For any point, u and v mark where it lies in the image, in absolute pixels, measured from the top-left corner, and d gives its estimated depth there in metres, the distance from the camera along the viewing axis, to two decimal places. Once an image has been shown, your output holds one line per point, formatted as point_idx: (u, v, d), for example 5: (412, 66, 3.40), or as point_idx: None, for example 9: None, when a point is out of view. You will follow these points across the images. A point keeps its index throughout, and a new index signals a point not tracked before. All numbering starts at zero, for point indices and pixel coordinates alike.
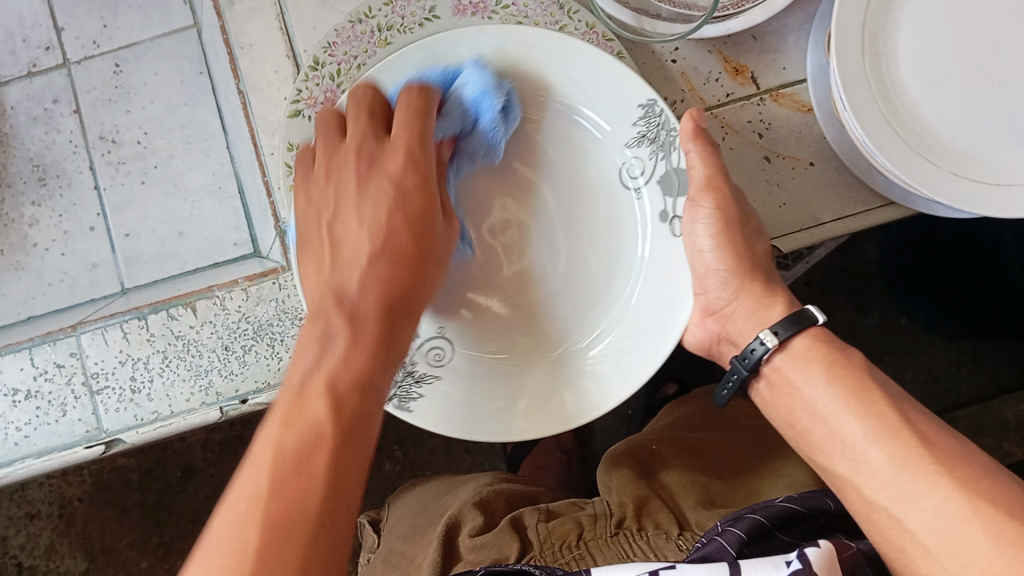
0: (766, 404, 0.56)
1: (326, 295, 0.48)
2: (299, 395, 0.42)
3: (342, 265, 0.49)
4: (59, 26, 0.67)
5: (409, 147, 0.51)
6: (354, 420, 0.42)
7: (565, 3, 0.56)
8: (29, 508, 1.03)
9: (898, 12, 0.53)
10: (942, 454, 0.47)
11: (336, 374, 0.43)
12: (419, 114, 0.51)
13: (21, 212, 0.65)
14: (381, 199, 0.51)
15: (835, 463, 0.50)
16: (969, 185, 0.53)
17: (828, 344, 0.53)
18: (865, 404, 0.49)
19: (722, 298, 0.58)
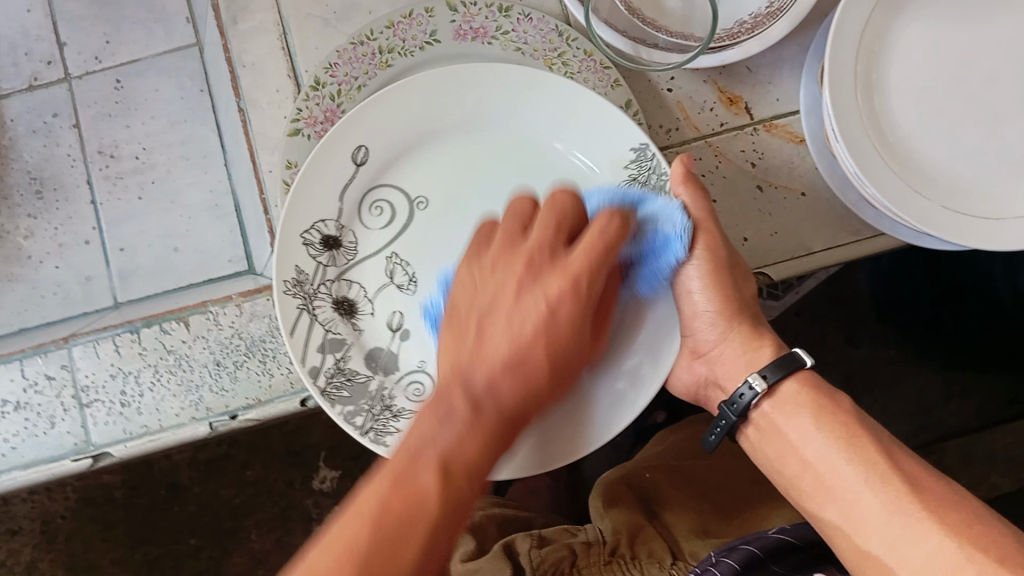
0: (754, 451, 0.56)
1: (452, 380, 0.46)
2: (413, 461, 0.43)
3: (477, 344, 0.47)
4: (62, 41, 0.67)
5: (540, 238, 0.48)
6: (453, 502, 0.42)
7: (565, 30, 0.57)
8: (11, 525, 1.02)
9: (891, 46, 0.54)
10: (934, 500, 0.47)
11: (452, 451, 0.43)
12: (564, 234, 0.48)
13: (18, 224, 0.65)
14: (533, 308, 0.47)
15: (824, 510, 0.50)
16: (959, 219, 0.53)
17: (815, 389, 0.54)
18: (855, 451, 0.50)
19: (714, 337, 0.58)
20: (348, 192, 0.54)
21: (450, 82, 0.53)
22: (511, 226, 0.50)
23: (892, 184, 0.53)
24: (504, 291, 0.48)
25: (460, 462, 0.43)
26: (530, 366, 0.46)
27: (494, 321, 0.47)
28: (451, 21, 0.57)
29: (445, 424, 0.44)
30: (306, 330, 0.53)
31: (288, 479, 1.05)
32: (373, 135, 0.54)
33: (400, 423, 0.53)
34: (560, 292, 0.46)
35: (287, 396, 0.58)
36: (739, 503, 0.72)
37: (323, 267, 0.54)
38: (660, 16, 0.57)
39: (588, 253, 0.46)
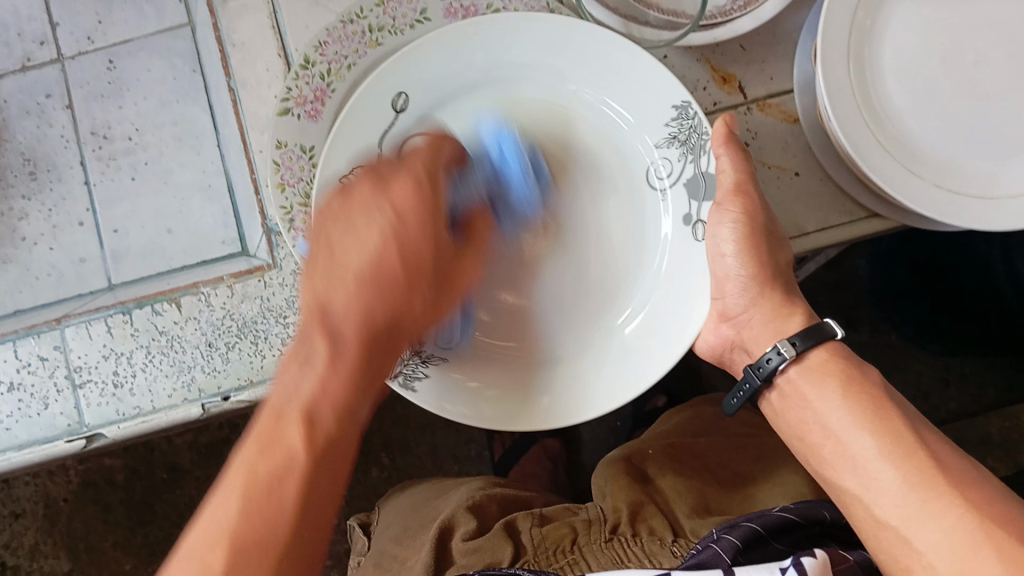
0: (777, 416, 0.56)
1: (313, 309, 0.47)
2: (278, 422, 0.44)
3: (337, 267, 0.48)
4: (53, 21, 0.67)
5: (414, 205, 0.48)
6: (325, 450, 0.44)
7: (556, 9, 0.58)
8: (14, 506, 1.03)
9: (884, 23, 0.54)
10: (953, 475, 0.47)
11: (314, 399, 0.45)
12: (431, 217, 0.49)
13: (12, 205, 0.65)
14: (381, 224, 0.48)
15: (845, 481, 0.50)
16: (952, 197, 0.53)
17: (844, 359, 0.53)
18: (878, 424, 0.50)
19: (741, 304, 0.58)
20: (388, 138, 0.54)
21: (491, 32, 0.53)
22: (382, 171, 0.49)
23: (884, 161, 0.53)
24: (370, 228, 0.48)
25: (330, 408, 0.45)
26: (372, 331, 0.47)
27: (343, 246, 0.48)
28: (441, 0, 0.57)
29: (302, 368, 0.45)
30: None
31: None
32: (416, 87, 0.54)
33: (428, 369, 0.53)
34: (413, 227, 0.49)
35: None
36: (745, 482, 0.71)
37: None
38: None
39: (415, 199, 0.48)
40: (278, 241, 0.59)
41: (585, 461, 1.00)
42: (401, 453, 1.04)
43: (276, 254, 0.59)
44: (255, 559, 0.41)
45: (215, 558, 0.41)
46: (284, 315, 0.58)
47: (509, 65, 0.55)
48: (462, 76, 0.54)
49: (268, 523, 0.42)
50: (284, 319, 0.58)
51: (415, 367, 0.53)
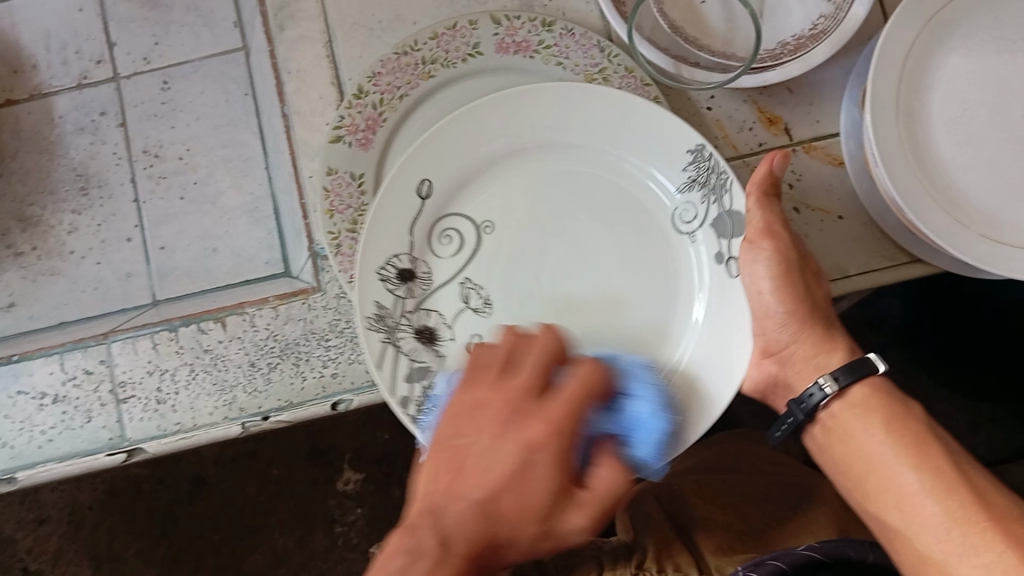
0: (818, 452, 0.55)
1: (424, 510, 0.46)
2: (433, 519, 0.46)
3: (456, 483, 0.47)
4: (111, 42, 0.69)
5: (513, 385, 0.49)
6: (458, 570, 0.44)
7: (606, 47, 0.58)
8: (39, 512, 1.04)
9: (935, 72, 0.54)
10: (998, 512, 0.47)
11: (449, 525, 0.45)
12: (541, 382, 0.48)
13: (61, 219, 0.67)
14: (504, 463, 0.47)
15: (888, 514, 0.50)
16: (999, 248, 0.52)
17: (885, 393, 0.53)
18: (924, 460, 0.50)
19: (782, 338, 0.58)
20: (416, 225, 0.54)
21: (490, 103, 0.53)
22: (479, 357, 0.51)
23: (929, 212, 0.53)
24: (484, 460, 0.47)
25: (505, 533, 0.46)
26: (531, 493, 0.46)
27: (462, 481, 0.47)
28: (495, 35, 0.58)
29: (444, 512, 0.46)
30: (392, 363, 0.52)
31: (311, 478, 1.04)
32: (436, 169, 0.54)
33: None
34: (542, 461, 0.46)
35: (318, 400, 0.58)
36: (772, 524, 0.69)
37: (400, 300, 0.54)
38: (703, 35, 0.57)
39: (536, 365, 0.49)
40: (323, 265, 0.61)
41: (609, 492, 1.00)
42: None
43: (320, 278, 0.60)
44: None
45: None
46: (328, 337, 0.59)
47: (514, 138, 0.54)
48: (478, 146, 0.54)
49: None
50: (326, 341, 0.59)
51: None
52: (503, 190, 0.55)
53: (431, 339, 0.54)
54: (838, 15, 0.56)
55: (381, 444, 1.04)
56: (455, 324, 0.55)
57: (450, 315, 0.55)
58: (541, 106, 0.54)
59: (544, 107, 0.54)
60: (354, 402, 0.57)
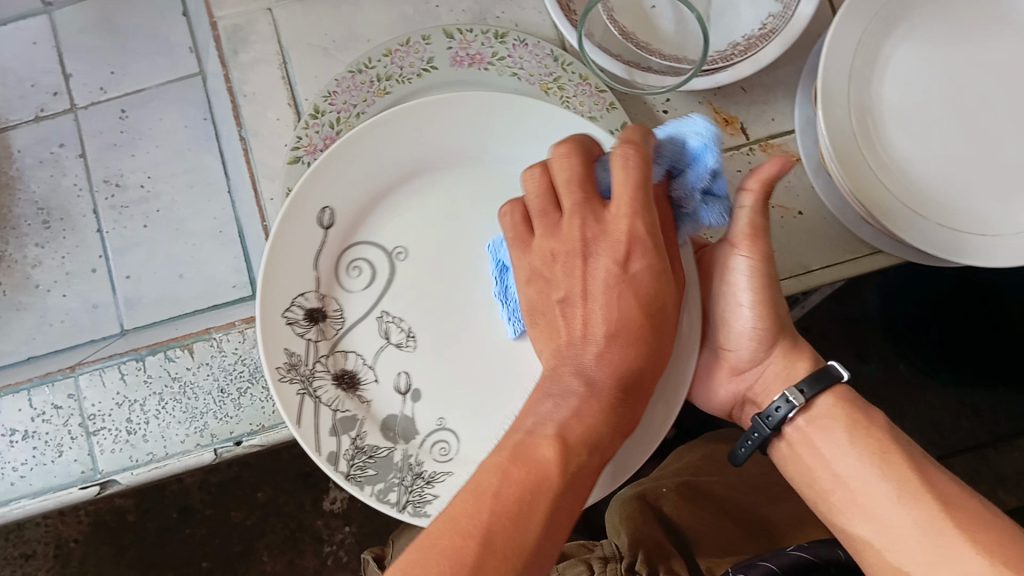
0: (784, 466, 0.54)
1: (559, 364, 0.47)
2: (532, 437, 0.44)
3: (571, 335, 0.47)
4: (68, 73, 0.69)
5: (571, 202, 0.46)
6: (576, 471, 0.43)
7: (560, 56, 0.59)
8: (25, 548, 1.02)
9: (884, 66, 0.55)
10: (964, 518, 0.46)
11: (570, 426, 0.44)
12: (639, 175, 0.44)
13: (26, 253, 0.67)
14: (610, 287, 0.46)
15: (858, 526, 0.49)
16: (956, 236, 0.53)
17: (851, 404, 0.52)
18: (889, 470, 0.49)
19: (753, 357, 0.55)
20: (321, 258, 0.52)
21: (391, 122, 0.50)
22: (545, 214, 0.48)
23: (886, 204, 0.54)
24: (569, 287, 0.47)
25: (644, 367, 0.46)
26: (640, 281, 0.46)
27: (575, 318, 0.47)
28: (448, 49, 0.59)
29: (575, 388, 0.46)
30: (313, 415, 0.50)
31: (298, 501, 1.04)
32: (339, 196, 0.51)
33: (435, 489, 0.50)
34: (642, 250, 0.45)
35: (290, 422, 0.58)
36: (759, 522, 0.71)
37: (313, 345, 0.51)
38: (654, 40, 0.57)
39: (575, 185, 0.46)
40: None
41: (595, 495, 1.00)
42: None
43: None
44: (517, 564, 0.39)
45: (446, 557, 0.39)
46: None
47: (427, 151, 0.52)
48: (380, 167, 0.52)
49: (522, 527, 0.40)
50: None
51: (421, 491, 0.50)
52: (414, 212, 0.54)
53: (352, 382, 0.52)
54: (786, 14, 0.56)
55: None
56: (376, 363, 0.52)
57: (370, 356, 0.52)
58: (448, 129, 0.52)
59: (445, 123, 0.52)
60: None
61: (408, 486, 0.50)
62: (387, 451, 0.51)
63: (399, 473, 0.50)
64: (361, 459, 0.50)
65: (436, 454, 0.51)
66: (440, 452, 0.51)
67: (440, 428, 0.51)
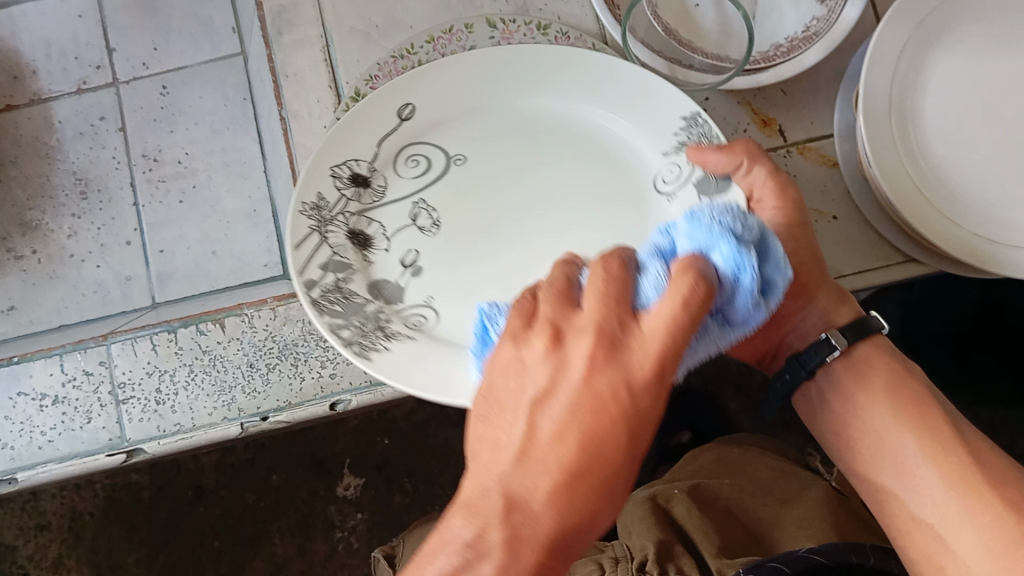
0: (812, 411, 0.55)
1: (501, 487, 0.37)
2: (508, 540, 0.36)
3: (530, 451, 0.37)
4: (110, 47, 0.70)
5: (598, 313, 0.38)
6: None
7: (601, 50, 0.59)
8: (40, 519, 1.03)
9: (927, 74, 0.55)
10: (994, 475, 0.47)
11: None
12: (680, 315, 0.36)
13: (61, 222, 0.67)
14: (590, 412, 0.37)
15: (884, 477, 0.50)
16: (991, 246, 0.53)
17: (888, 356, 0.53)
18: (921, 424, 0.50)
19: (794, 303, 0.56)
20: (385, 142, 0.55)
21: (507, 55, 0.54)
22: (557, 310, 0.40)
23: (923, 210, 0.53)
24: (518, 403, 0.39)
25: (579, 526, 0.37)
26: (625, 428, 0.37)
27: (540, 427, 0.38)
28: (491, 38, 0.59)
29: (482, 541, 0.36)
30: (310, 250, 0.53)
31: (311, 486, 1.04)
32: (425, 97, 0.54)
33: (389, 342, 0.52)
34: (642, 408, 0.37)
35: (316, 400, 0.58)
36: (768, 525, 0.71)
37: (344, 201, 0.54)
38: (697, 38, 0.57)
39: (602, 301, 0.38)
40: None
41: None
42: (424, 482, 1.03)
43: None
44: None
45: None
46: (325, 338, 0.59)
47: (522, 85, 0.56)
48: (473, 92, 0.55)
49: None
50: (324, 343, 0.59)
51: (375, 339, 0.52)
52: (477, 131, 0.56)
53: (365, 246, 0.55)
54: (830, 18, 0.56)
55: (381, 451, 1.04)
56: (393, 237, 0.55)
57: (392, 229, 0.55)
58: (528, 70, 0.55)
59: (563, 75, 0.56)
60: (352, 402, 0.58)
61: (364, 331, 0.52)
62: (362, 300, 0.54)
63: (363, 320, 0.53)
64: (334, 295, 0.53)
65: (410, 322, 0.54)
66: (414, 322, 0.54)
67: (426, 303, 0.54)
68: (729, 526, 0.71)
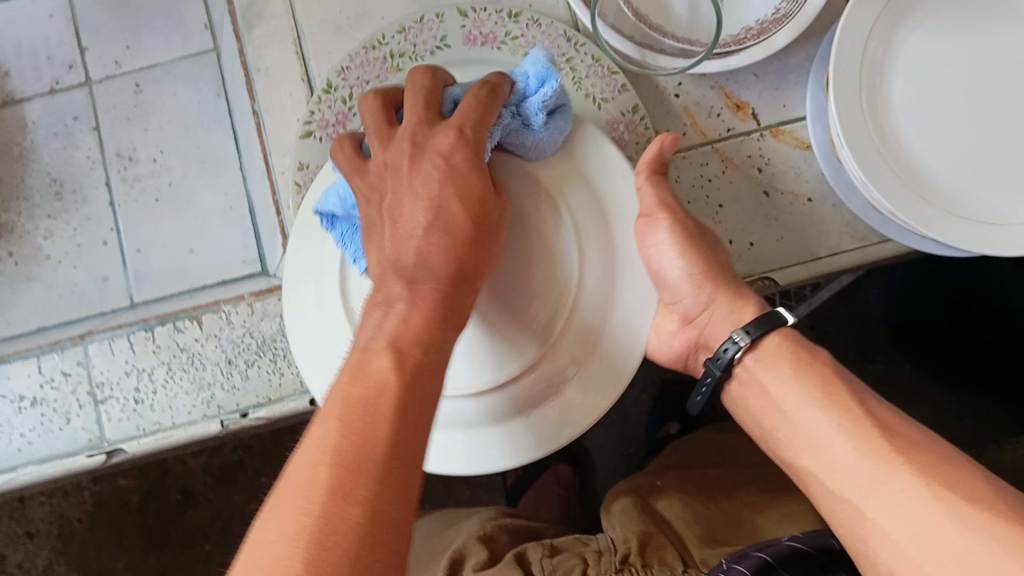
0: (738, 407, 0.54)
1: (384, 268, 0.44)
2: (364, 352, 0.40)
3: (398, 236, 0.45)
4: (82, 46, 0.70)
5: (442, 124, 0.46)
6: (417, 384, 0.39)
7: (573, 36, 0.59)
8: (28, 526, 1.02)
9: (896, 55, 0.55)
10: (902, 440, 0.44)
11: (401, 333, 0.41)
12: (432, 107, 0.47)
13: (37, 224, 0.67)
14: (431, 178, 0.45)
15: (802, 459, 0.48)
16: (963, 223, 0.53)
17: (795, 344, 0.51)
18: (831, 400, 0.47)
19: (698, 303, 0.55)
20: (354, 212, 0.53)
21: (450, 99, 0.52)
22: (380, 128, 0.48)
23: (897, 191, 0.53)
24: (405, 215, 0.45)
25: (469, 261, 0.44)
26: (456, 228, 0.44)
27: (402, 204, 0.45)
28: (462, 28, 0.59)
29: (406, 316, 0.42)
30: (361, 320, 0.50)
31: None
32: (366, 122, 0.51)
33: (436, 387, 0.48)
34: (461, 159, 0.45)
35: (296, 395, 0.58)
36: (750, 509, 0.70)
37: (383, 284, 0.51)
38: (667, 22, 0.57)
39: (416, 103, 0.47)
40: None
41: (597, 489, 1.00)
42: None
43: None
44: (361, 481, 0.35)
45: (318, 477, 0.35)
46: None
47: None
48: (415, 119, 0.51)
49: (367, 434, 0.36)
50: None
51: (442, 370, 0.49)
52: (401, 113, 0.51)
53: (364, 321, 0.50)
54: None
55: None
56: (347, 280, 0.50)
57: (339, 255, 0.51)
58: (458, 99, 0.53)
59: None
60: None
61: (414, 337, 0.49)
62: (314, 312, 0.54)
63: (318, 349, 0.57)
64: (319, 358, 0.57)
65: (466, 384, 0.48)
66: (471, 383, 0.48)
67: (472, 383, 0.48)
68: (709, 513, 0.69)
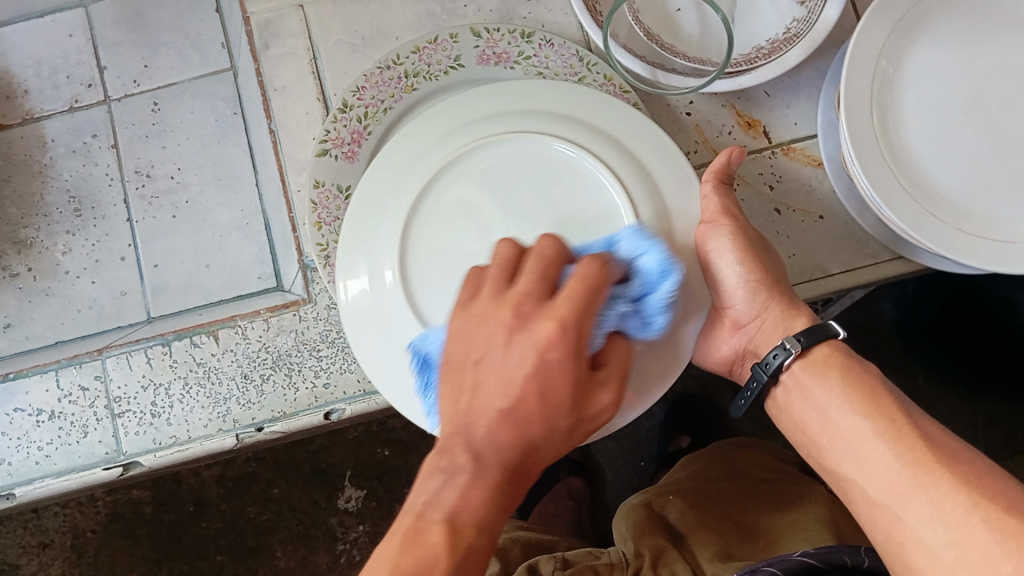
0: (783, 413, 0.53)
1: (453, 431, 0.39)
2: (418, 520, 0.38)
3: (477, 396, 0.39)
4: (101, 64, 0.71)
5: (510, 284, 0.40)
6: (468, 560, 0.37)
7: (585, 56, 0.59)
8: (42, 537, 1.02)
9: (907, 73, 0.55)
10: (946, 454, 0.45)
11: (460, 507, 0.37)
12: (548, 286, 0.40)
13: (56, 240, 0.68)
14: (525, 366, 0.38)
15: (841, 463, 0.48)
16: (975, 240, 0.53)
17: (845, 353, 0.51)
18: (876, 409, 0.47)
19: (750, 309, 0.54)
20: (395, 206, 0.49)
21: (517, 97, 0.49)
22: (489, 277, 0.41)
23: (909, 209, 0.54)
24: (483, 375, 0.39)
25: (537, 449, 0.39)
26: (530, 422, 0.38)
27: (483, 378, 0.39)
28: (475, 47, 0.60)
29: (460, 482, 0.38)
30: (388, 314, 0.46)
31: (312, 498, 1.03)
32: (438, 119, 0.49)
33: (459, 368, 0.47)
34: (560, 362, 0.38)
35: (311, 409, 0.59)
36: (764, 520, 0.70)
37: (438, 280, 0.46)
38: (678, 42, 0.58)
39: (535, 278, 0.39)
40: (313, 277, 0.61)
41: (609, 502, 1.00)
42: None
43: (311, 290, 0.61)
44: None
45: None
46: (318, 347, 0.60)
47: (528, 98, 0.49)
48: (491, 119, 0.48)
49: None
50: (317, 351, 0.60)
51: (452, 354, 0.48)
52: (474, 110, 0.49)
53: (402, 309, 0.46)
54: (809, 19, 0.57)
55: (380, 461, 1.04)
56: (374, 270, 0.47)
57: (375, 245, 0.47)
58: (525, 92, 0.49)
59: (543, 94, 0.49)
60: (347, 411, 0.59)
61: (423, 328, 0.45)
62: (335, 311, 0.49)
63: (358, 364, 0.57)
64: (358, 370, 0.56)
65: None
66: None
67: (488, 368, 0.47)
68: (721, 526, 0.70)
